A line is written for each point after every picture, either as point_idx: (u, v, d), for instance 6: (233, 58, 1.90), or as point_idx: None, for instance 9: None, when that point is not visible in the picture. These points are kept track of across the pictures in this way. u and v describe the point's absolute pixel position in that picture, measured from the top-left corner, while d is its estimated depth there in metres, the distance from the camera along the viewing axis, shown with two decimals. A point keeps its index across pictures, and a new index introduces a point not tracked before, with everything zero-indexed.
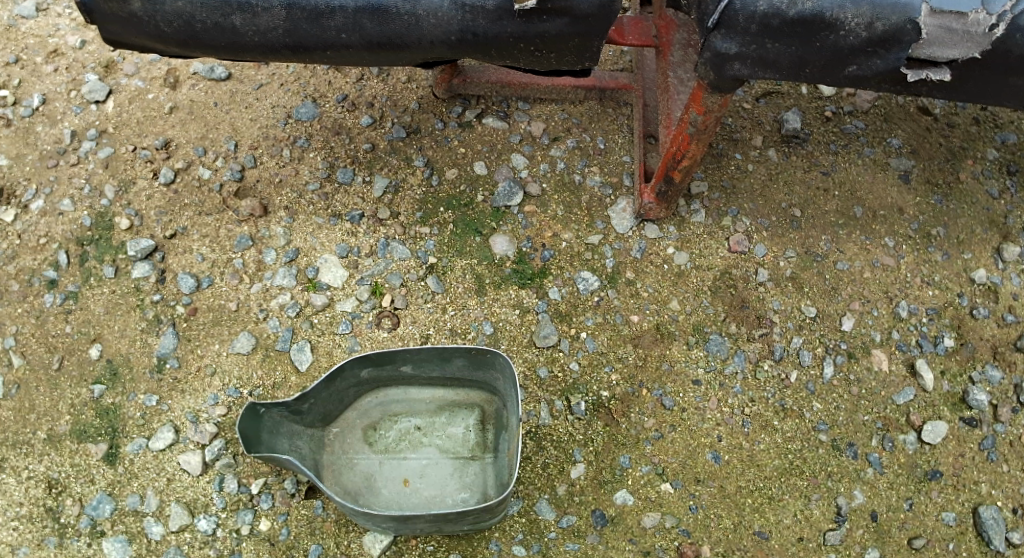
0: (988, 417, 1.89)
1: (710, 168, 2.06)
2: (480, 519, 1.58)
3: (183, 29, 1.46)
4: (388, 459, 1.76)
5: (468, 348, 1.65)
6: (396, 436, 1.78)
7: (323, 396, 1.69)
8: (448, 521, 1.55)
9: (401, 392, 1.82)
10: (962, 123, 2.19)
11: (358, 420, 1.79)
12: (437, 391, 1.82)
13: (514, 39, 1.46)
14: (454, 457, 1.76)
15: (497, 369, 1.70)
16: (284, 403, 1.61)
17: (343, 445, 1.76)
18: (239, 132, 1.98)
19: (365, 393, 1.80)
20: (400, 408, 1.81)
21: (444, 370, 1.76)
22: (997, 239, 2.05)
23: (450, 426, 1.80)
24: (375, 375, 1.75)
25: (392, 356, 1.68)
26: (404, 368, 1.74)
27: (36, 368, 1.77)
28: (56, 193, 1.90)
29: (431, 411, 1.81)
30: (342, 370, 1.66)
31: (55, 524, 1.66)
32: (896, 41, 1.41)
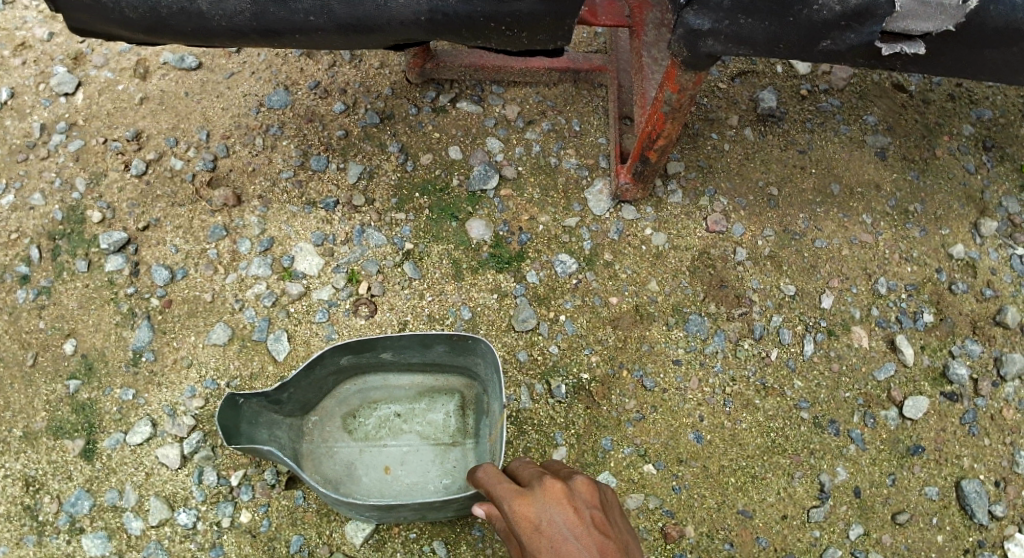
0: (969, 391, 1.90)
1: (686, 148, 2.05)
2: (464, 507, 1.57)
3: (150, 16, 1.43)
4: (368, 447, 1.75)
5: (450, 335, 1.62)
6: (376, 423, 1.77)
7: (302, 385, 1.66)
8: (432, 510, 1.54)
9: (380, 378, 1.80)
10: (938, 99, 2.19)
11: (337, 408, 1.77)
12: (416, 377, 1.81)
13: (485, 18, 1.45)
14: (434, 443, 1.76)
15: (478, 355, 1.68)
16: (262, 392, 1.58)
17: (323, 433, 1.75)
18: (211, 121, 1.96)
19: (343, 380, 1.78)
20: (380, 395, 1.79)
21: (424, 357, 1.74)
22: (974, 214, 2.06)
23: (430, 412, 1.79)
24: (353, 363, 1.73)
25: (372, 344, 1.66)
26: (384, 355, 1.72)
27: (10, 365, 1.75)
28: (26, 187, 1.88)
29: (411, 397, 1.80)
30: (321, 359, 1.63)
31: (33, 522, 1.64)
32: (869, 14, 1.41)
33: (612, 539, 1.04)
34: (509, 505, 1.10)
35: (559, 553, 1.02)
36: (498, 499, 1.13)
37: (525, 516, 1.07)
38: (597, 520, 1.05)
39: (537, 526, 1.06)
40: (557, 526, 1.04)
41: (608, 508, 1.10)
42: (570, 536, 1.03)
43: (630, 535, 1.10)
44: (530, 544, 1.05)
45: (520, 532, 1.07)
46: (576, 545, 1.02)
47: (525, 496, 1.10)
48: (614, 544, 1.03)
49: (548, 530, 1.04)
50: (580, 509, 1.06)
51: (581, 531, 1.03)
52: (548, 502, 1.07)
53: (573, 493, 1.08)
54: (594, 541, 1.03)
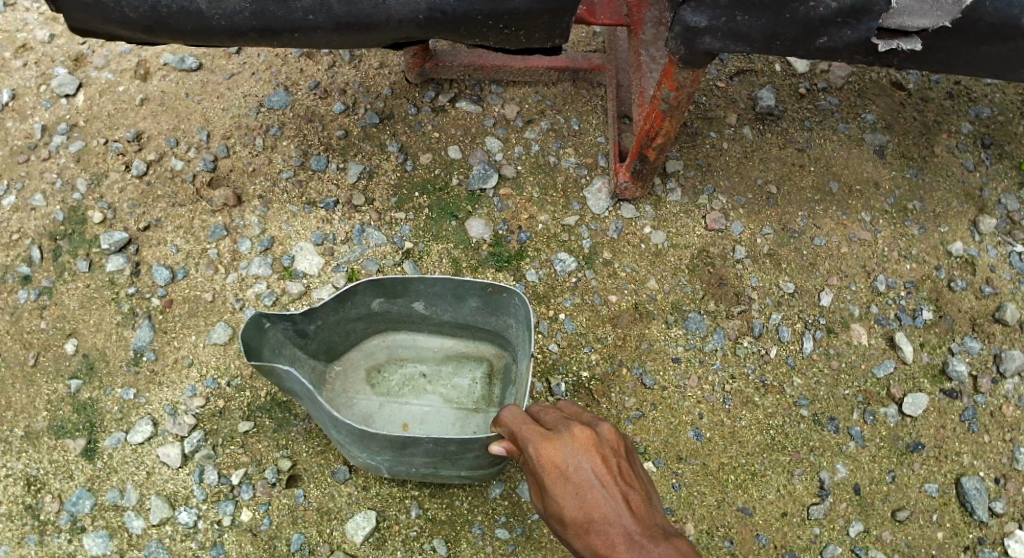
0: (968, 388, 1.90)
1: (685, 147, 2.05)
2: (479, 466, 1.53)
3: (150, 15, 1.43)
4: (389, 402, 1.76)
5: (485, 286, 1.60)
6: (400, 379, 1.79)
7: (330, 323, 1.67)
8: (446, 461, 1.49)
9: (409, 338, 1.83)
10: (936, 97, 2.20)
11: (362, 361, 1.80)
12: (446, 341, 1.83)
13: (483, 16, 1.46)
14: (457, 407, 1.76)
15: (510, 315, 1.66)
16: (290, 316, 1.56)
17: (344, 383, 1.77)
18: (211, 122, 1.97)
19: (371, 334, 1.81)
20: (408, 353, 1.82)
21: (456, 314, 1.74)
22: (973, 211, 2.07)
23: (456, 376, 1.80)
24: (384, 310, 1.73)
25: (405, 288, 1.66)
26: (416, 305, 1.73)
27: (12, 365, 1.75)
28: (28, 188, 1.88)
29: (438, 360, 1.82)
30: (354, 295, 1.63)
31: (34, 522, 1.65)
32: (866, 11, 1.41)
33: (632, 485, 1.14)
34: (536, 449, 1.19)
35: (584, 498, 1.12)
36: (523, 440, 1.22)
37: (552, 460, 1.17)
38: (621, 469, 1.16)
39: (564, 471, 1.15)
40: (585, 474, 1.14)
41: (627, 453, 1.20)
42: (596, 484, 1.13)
43: (645, 474, 1.21)
44: (556, 488, 1.15)
45: (545, 474, 1.17)
46: (601, 492, 1.12)
47: (552, 440, 1.19)
48: (635, 491, 1.14)
49: (575, 476, 1.14)
50: (606, 459, 1.16)
51: (607, 480, 1.13)
52: (577, 450, 1.16)
53: (599, 442, 1.17)
54: (618, 489, 1.13)
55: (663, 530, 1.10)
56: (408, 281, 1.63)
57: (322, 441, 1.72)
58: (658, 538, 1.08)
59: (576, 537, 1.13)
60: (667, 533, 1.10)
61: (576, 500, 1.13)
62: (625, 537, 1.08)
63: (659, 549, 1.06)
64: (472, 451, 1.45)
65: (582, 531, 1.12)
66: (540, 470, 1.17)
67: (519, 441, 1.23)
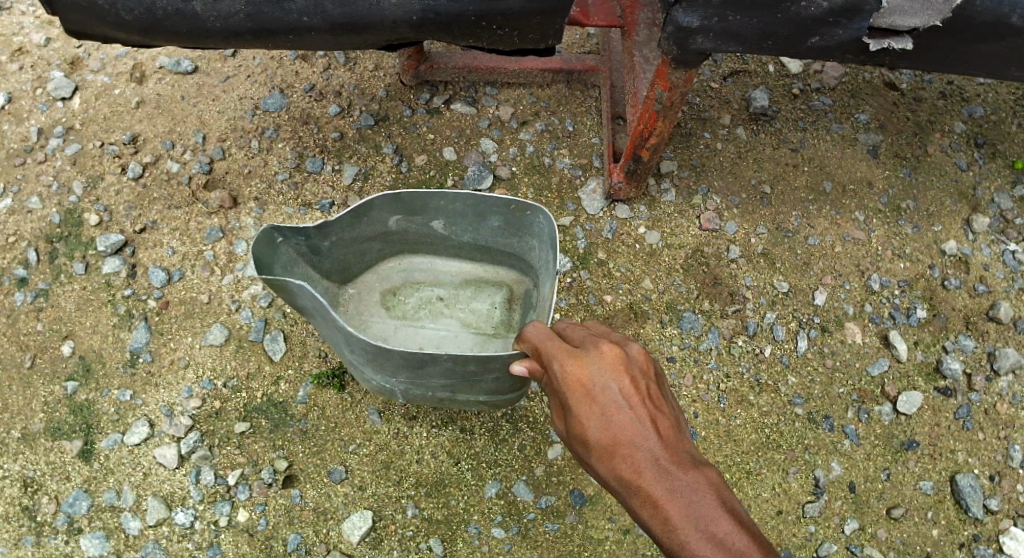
0: (962, 386, 1.90)
1: (679, 148, 2.06)
2: (498, 390, 1.52)
3: (145, 17, 1.44)
4: (405, 326, 1.77)
5: (508, 203, 1.57)
6: (417, 303, 1.80)
7: (346, 241, 1.66)
8: (463, 384, 1.48)
9: (426, 262, 1.83)
10: (929, 97, 2.21)
11: (378, 284, 1.81)
12: (465, 266, 1.83)
13: (477, 17, 1.47)
14: (475, 331, 1.77)
15: (533, 235, 1.63)
16: (303, 230, 1.55)
17: (360, 305, 1.78)
18: (207, 124, 1.98)
19: (387, 258, 1.81)
20: (424, 277, 1.82)
21: (476, 235, 1.72)
22: (966, 210, 2.07)
23: (474, 300, 1.81)
24: (402, 229, 1.72)
25: (424, 204, 1.63)
26: (435, 225, 1.71)
27: (8, 366, 1.75)
28: (24, 191, 1.89)
29: (456, 284, 1.82)
30: (371, 210, 1.61)
31: (31, 523, 1.65)
32: (857, 10, 1.42)
33: (661, 408, 1.13)
34: (562, 368, 1.16)
35: (611, 420, 1.10)
36: (548, 359, 1.19)
37: (579, 380, 1.14)
38: (649, 391, 1.14)
39: (591, 391, 1.13)
40: (612, 394, 1.12)
41: (656, 374, 1.18)
42: (624, 406, 1.11)
43: (673, 395, 1.20)
44: (582, 409, 1.12)
45: (570, 392, 1.14)
46: (629, 414, 1.10)
47: (578, 358, 1.16)
48: (663, 414, 1.13)
49: (602, 396, 1.12)
50: (634, 379, 1.13)
51: (635, 402, 1.11)
52: (605, 369, 1.14)
53: (628, 362, 1.15)
54: (646, 411, 1.11)
55: (691, 457, 1.10)
56: (427, 196, 1.60)
57: (318, 440, 1.73)
58: (687, 466, 1.08)
59: (599, 461, 1.11)
60: (695, 460, 1.10)
61: (602, 422, 1.11)
62: (652, 462, 1.07)
63: (687, 478, 1.07)
64: (493, 372, 1.42)
65: (607, 454, 1.10)
66: (565, 389, 1.15)
67: (544, 359, 1.19)
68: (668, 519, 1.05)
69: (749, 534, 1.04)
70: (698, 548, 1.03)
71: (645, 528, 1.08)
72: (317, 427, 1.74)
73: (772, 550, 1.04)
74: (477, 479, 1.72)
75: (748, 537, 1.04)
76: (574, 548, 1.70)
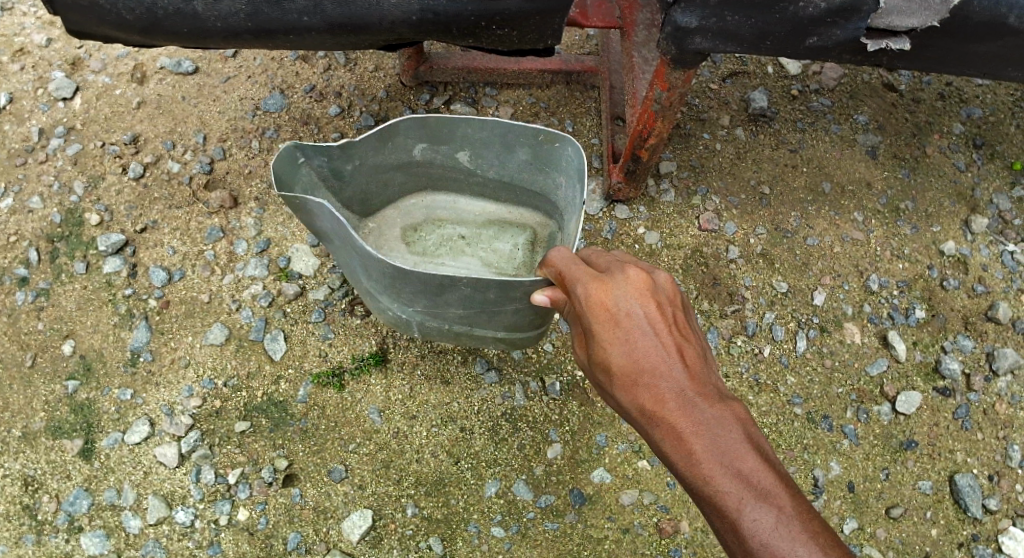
0: (961, 386, 1.91)
1: (678, 148, 2.07)
2: (518, 326, 1.52)
3: (146, 17, 1.44)
4: (425, 261, 1.78)
5: (537, 133, 1.56)
6: (438, 240, 1.81)
7: (369, 167, 1.67)
8: (482, 315, 1.48)
9: (449, 201, 1.85)
10: (928, 98, 2.22)
11: (399, 219, 1.82)
12: (488, 206, 1.84)
13: (475, 17, 1.48)
14: (496, 271, 1.77)
15: (560, 171, 1.63)
16: (325, 150, 1.55)
17: (381, 239, 1.80)
18: (208, 125, 1.98)
19: (409, 194, 1.83)
20: (447, 215, 1.84)
21: (501, 171, 1.73)
22: (965, 211, 2.08)
23: (497, 241, 1.81)
24: (426, 160, 1.73)
25: (450, 132, 1.63)
26: (460, 157, 1.71)
27: (9, 365, 1.76)
28: (25, 191, 1.90)
29: (479, 224, 1.83)
30: (396, 135, 1.62)
31: (32, 522, 1.65)
32: (854, 11, 1.43)
33: (684, 335, 1.19)
34: (586, 291, 1.21)
35: (635, 345, 1.16)
36: (572, 282, 1.23)
37: (604, 306, 1.19)
38: (673, 318, 1.19)
39: (616, 316, 1.18)
40: (637, 319, 1.17)
41: (681, 303, 1.23)
42: (649, 334, 1.17)
43: (696, 324, 1.26)
44: (606, 335, 1.18)
45: (596, 316, 1.19)
46: (653, 341, 1.16)
47: (604, 283, 1.21)
48: (688, 346, 1.19)
49: (627, 323, 1.18)
50: (658, 306, 1.19)
51: (660, 329, 1.17)
52: (631, 294, 1.19)
53: (654, 289, 1.20)
54: (671, 339, 1.17)
55: (716, 391, 1.16)
56: (453, 123, 1.60)
57: (318, 439, 1.73)
58: (712, 400, 1.14)
59: (623, 388, 1.18)
60: (719, 393, 1.16)
61: (626, 349, 1.17)
62: (677, 392, 1.14)
63: (712, 412, 1.13)
64: (515, 303, 1.41)
65: (630, 381, 1.17)
66: (589, 314, 1.20)
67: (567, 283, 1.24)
68: (692, 452, 1.11)
69: (771, 468, 1.11)
70: (721, 481, 1.10)
71: (666, 456, 1.15)
72: (317, 426, 1.74)
73: (793, 484, 1.11)
74: (476, 478, 1.73)
75: (771, 471, 1.11)
76: (574, 547, 1.70)
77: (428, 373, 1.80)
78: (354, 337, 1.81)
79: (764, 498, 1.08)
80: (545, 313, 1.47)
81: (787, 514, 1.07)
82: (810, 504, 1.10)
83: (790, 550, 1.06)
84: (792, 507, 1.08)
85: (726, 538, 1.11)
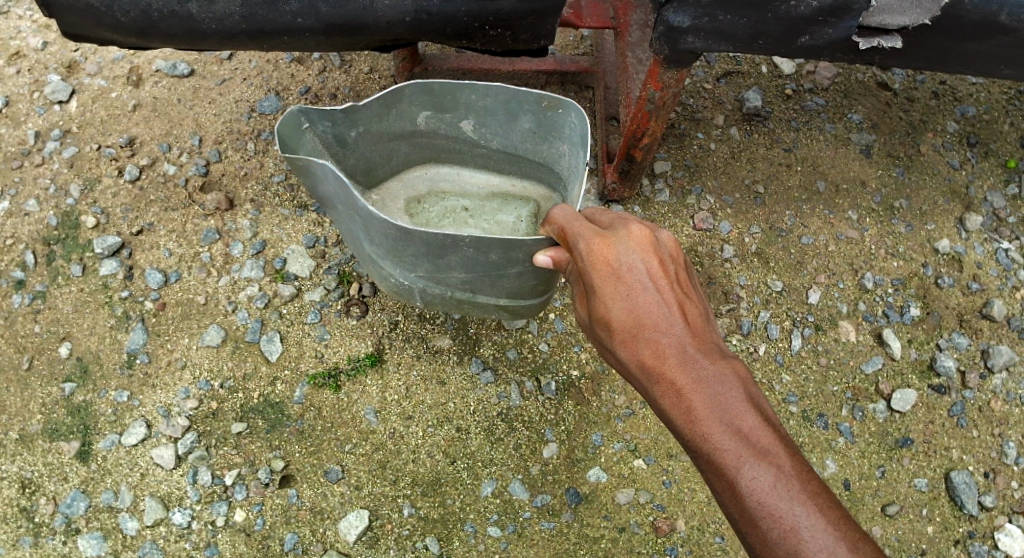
0: (956, 383, 1.91)
1: (673, 148, 2.07)
2: (520, 292, 1.51)
3: (141, 19, 1.45)
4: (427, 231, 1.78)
5: (539, 98, 1.54)
6: (441, 211, 1.81)
7: (373, 135, 1.68)
8: (483, 279, 1.47)
9: (453, 173, 1.85)
10: (922, 97, 2.23)
11: (402, 191, 1.83)
12: (492, 179, 1.84)
13: (470, 17, 1.50)
14: None
15: (563, 139, 1.60)
16: (330, 115, 1.55)
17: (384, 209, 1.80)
18: (203, 127, 1.99)
19: (414, 165, 1.84)
20: (450, 187, 1.84)
21: (504, 141, 1.71)
22: (959, 209, 2.09)
23: (500, 213, 1.80)
24: (430, 130, 1.73)
25: (454, 100, 1.62)
26: (464, 125, 1.70)
27: (6, 368, 1.76)
28: (21, 194, 1.90)
29: (483, 196, 1.83)
30: (399, 101, 1.61)
31: (29, 524, 1.66)
32: (846, 9, 1.44)
33: (685, 293, 1.22)
34: (589, 247, 1.24)
35: (636, 299, 1.20)
36: (574, 239, 1.27)
37: (606, 261, 1.23)
38: (674, 276, 1.23)
39: (618, 270, 1.22)
40: (638, 273, 1.21)
41: (683, 264, 1.26)
42: (650, 289, 1.20)
43: (698, 288, 1.28)
44: (608, 289, 1.21)
45: (598, 270, 1.23)
46: (654, 296, 1.20)
47: (607, 240, 1.24)
48: (689, 305, 1.22)
49: (629, 278, 1.21)
50: (660, 262, 1.22)
51: (661, 284, 1.21)
52: (633, 250, 1.22)
53: (656, 247, 1.24)
54: (671, 295, 1.20)
55: (716, 350, 1.18)
56: (457, 89, 1.59)
57: (315, 440, 1.74)
58: (712, 356, 1.16)
59: (624, 343, 1.20)
60: (720, 352, 1.18)
61: (627, 303, 1.20)
62: (677, 346, 1.16)
63: (712, 369, 1.15)
64: (517, 266, 1.42)
65: (631, 336, 1.19)
66: (592, 270, 1.23)
67: (569, 240, 1.27)
68: (691, 406, 1.13)
69: (771, 428, 1.11)
70: (719, 436, 1.10)
71: (666, 413, 1.16)
72: (314, 427, 1.74)
73: (793, 445, 1.11)
74: (473, 478, 1.73)
75: (770, 431, 1.11)
76: (570, 546, 1.71)
77: (424, 373, 1.80)
78: (350, 337, 1.82)
79: (762, 456, 1.08)
80: (546, 278, 1.48)
81: (786, 474, 1.07)
82: (810, 465, 1.09)
83: (788, 509, 1.05)
84: (792, 467, 1.08)
85: (724, 497, 1.11)
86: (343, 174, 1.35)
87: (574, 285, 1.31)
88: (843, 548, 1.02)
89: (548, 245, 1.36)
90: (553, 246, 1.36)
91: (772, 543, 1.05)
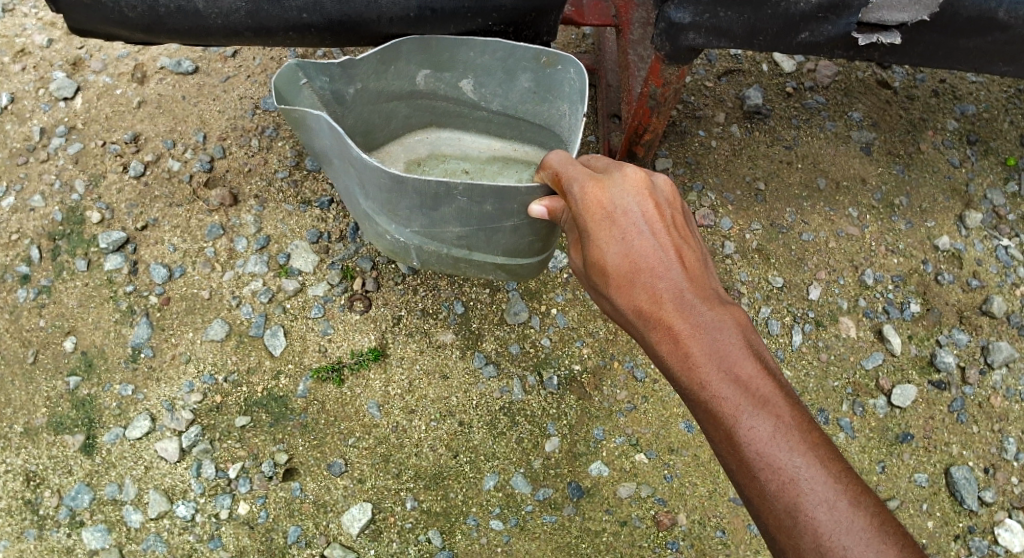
0: (956, 379, 1.92)
1: (674, 145, 2.08)
2: (516, 248, 1.53)
3: (148, 14, 1.46)
4: None
5: (537, 55, 1.52)
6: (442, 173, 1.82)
7: (370, 94, 1.64)
8: (478, 234, 1.48)
9: (454, 138, 1.85)
10: (922, 95, 2.24)
11: (403, 154, 1.83)
12: (493, 144, 1.84)
13: (472, 13, 1.52)
14: None
15: (563, 98, 1.60)
16: (326, 70, 1.53)
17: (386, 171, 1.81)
18: (208, 124, 2.00)
19: (414, 130, 1.84)
20: (451, 150, 1.85)
21: (505, 101, 1.70)
22: (959, 206, 2.10)
23: (501, 176, 1.81)
24: (430, 90, 1.71)
25: (452, 57, 1.59)
26: (464, 85, 1.68)
27: (12, 362, 1.77)
28: (27, 190, 1.92)
29: (484, 160, 1.83)
30: (397, 59, 1.57)
31: (33, 516, 1.67)
32: (845, 6, 1.46)
33: (683, 237, 1.23)
34: (583, 191, 1.25)
35: (632, 243, 1.21)
36: (567, 182, 1.27)
37: (599, 204, 1.23)
38: (671, 218, 1.24)
39: (611, 213, 1.22)
40: (634, 216, 1.22)
41: (679, 207, 1.27)
42: (645, 233, 1.21)
43: (695, 230, 1.30)
44: (603, 234, 1.23)
45: (592, 215, 1.23)
46: (651, 240, 1.21)
47: (601, 182, 1.24)
48: (688, 249, 1.23)
49: (623, 222, 1.22)
50: (656, 205, 1.23)
51: (658, 229, 1.22)
52: (629, 193, 1.23)
53: (653, 189, 1.24)
54: (668, 238, 1.22)
55: (715, 296, 1.20)
56: (455, 46, 1.56)
57: (318, 434, 1.75)
58: (712, 303, 1.18)
59: (619, 289, 1.23)
60: (718, 298, 1.20)
61: (622, 247, 1.21)
62: (673, 291, 1.19)
63: (711, 315, 1.17)
64: (514, 219, 1.43)
65: (627, 281, 1.21)
66: (586, 213, 1.24)
67: (562, 183, 1.28)
68: (689, 353, 1.16)
69: (770, 377, 1.14)
70: (718, 385, 1.13)
71: (663, 359, 1.20)
72: (317, 421, 1.75)
73: (793, 395, 1.14)
74: (475, 472, 1.74)
75: (769, 380, 1.14)
76: (572, 540, 1.72)
77: (426, 367, 1.81)
78: (353, 332, 1.83)
79: (761, 406, 1.11)
80: (543, 234, 1.50)
81: (785, 424, 1.10)
82: (810, 415, 1.12)
83: (787, 459, 1.09)
84: (791, 417, 1.11)
85: (722, 446, 1.14)
86: (337, 125, 1.35)
87: (569, 231, 1.33)
88: (843, 501, 1.06)
89: (541, 192, 1.36)
90: (547, 195, 1.36)
91: (771, 495, 1.09)
